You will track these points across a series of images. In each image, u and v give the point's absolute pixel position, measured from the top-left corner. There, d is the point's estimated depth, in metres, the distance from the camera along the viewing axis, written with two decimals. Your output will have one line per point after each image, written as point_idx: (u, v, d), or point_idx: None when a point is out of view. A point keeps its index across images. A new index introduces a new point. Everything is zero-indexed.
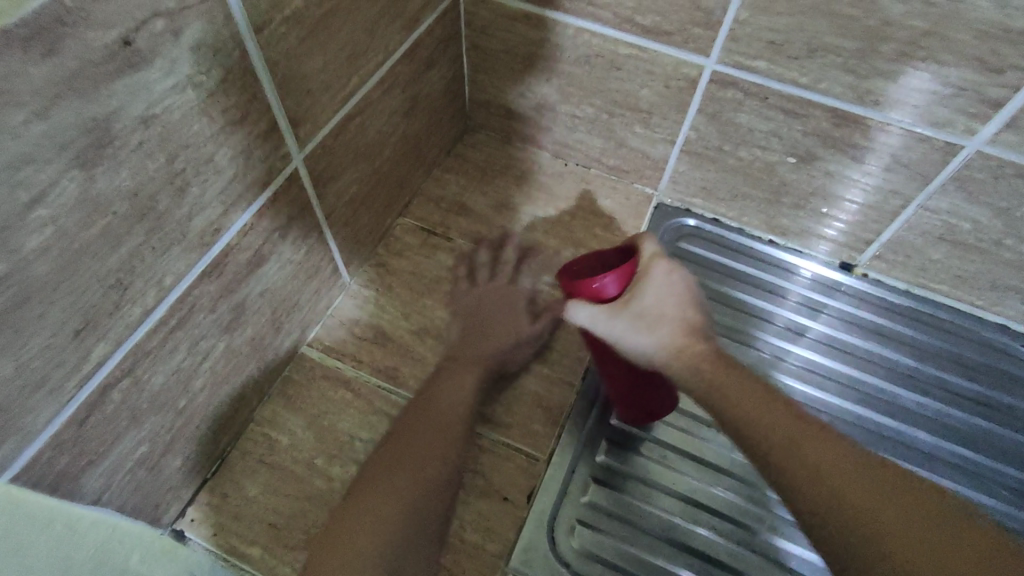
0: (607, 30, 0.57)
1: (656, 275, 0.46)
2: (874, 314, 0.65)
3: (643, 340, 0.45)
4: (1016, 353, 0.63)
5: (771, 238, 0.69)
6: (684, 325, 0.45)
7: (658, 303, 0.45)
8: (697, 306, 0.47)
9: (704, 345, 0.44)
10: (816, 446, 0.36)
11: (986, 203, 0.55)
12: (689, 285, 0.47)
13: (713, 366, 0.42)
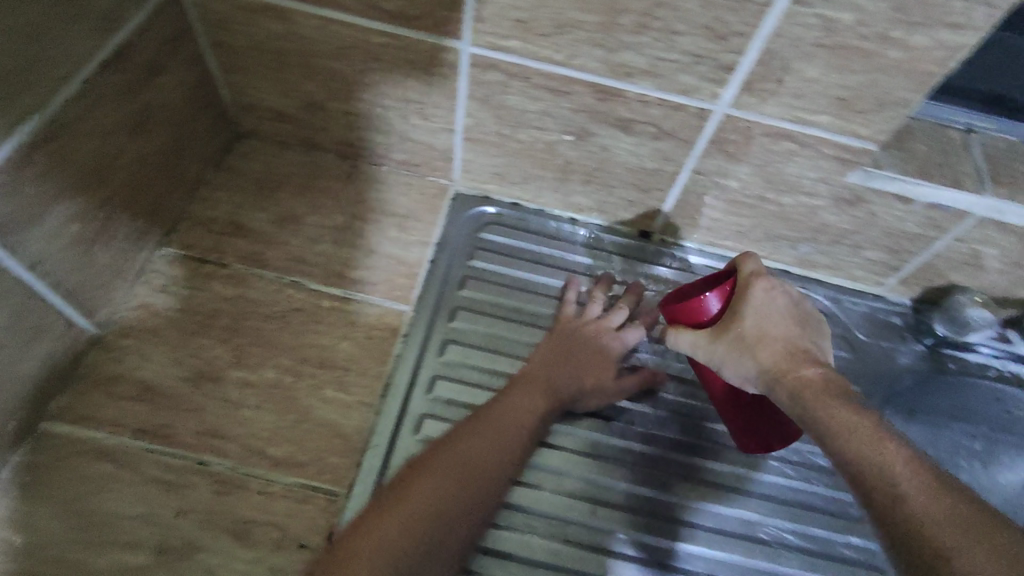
0: (485, 52, 0.52)
1: (756, 291, 0.49)
2: (671, 275, 0.67)
3: (744, 363, 0.48)
4: (795, 296, 0.68)
5: (571, 215, 0.68)
6: (785, 346, 0.47)
7: (757, 324, 0.48)
8: (801, 326, 0.48)
9: (809, 368, 0.45)
10: (908, 463, 0.36)
11: (745, 162, 0.57)
12: (789, 301, 0.49)
13: (807, 390, 0.44)
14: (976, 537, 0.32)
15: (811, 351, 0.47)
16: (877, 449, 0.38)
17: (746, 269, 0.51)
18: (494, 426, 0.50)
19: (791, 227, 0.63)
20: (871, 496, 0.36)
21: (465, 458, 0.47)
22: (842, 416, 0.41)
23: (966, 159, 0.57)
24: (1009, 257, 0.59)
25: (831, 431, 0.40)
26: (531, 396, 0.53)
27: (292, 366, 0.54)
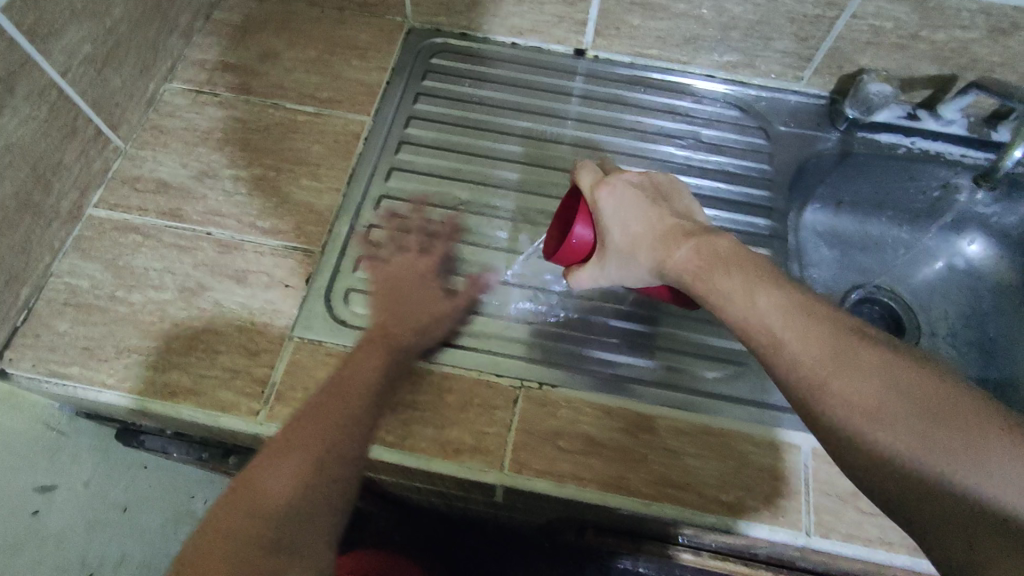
0: None
1: (604, 201, 0.54)
2: (603, 87, 0.75)
3: (634, 265, 0.53)
4: (719, 96, 0.75)
5: (513, 40, 0.76)
6: (655, 234, 0.52)
7: (624, 229, 0.53)
8: (652, 206, 0.54)
9: (677, 247, 0.50)
10: (802, 330, 0.42)
11: None
12: (635, 195, 0.54)
13: (687, 270, 0.49)
14: (860, 387, 0.38)
15: (673, 228, 0.52)
16: (754, 298, 0.44)
17: (584, 183, 0.57)
18: (347, 394, 0.51)
19: (704, 25, 0.69)
20: (761, 348, 0.43)
21: (308, 419, 0.49)
22: (721, 280, 0.46)
23: None
24: (905, 30, 0.64)
25: (718, 299, 0.46)
26: (372, 351, 0.54)
27: (273, 164, 0.67)
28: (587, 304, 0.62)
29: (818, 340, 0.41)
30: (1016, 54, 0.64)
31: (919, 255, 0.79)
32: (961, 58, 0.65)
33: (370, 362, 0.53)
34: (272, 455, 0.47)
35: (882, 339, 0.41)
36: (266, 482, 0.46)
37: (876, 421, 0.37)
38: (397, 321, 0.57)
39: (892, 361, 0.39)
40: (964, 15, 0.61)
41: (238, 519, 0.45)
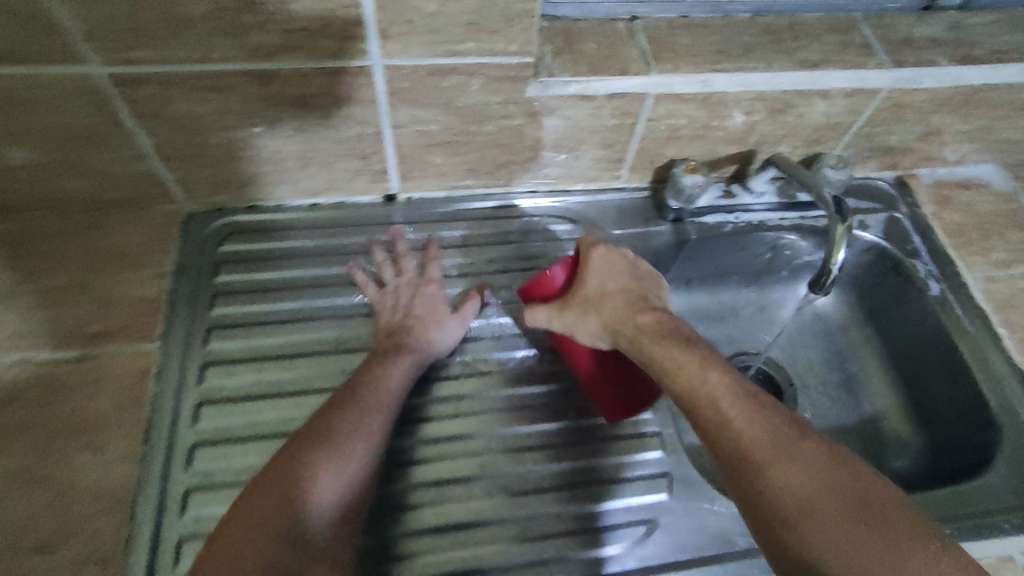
0: (401, 60, 0.53)
1: (594, 257, 0.61)
2: (426, 231, 0.68)
3: (592, 317, 0.60)
4: (548, 210, 0.71)
5: (312, 201, 0.67)
6: (625, 301, 0.59)
7: (600, 284, 0.60)
8: (632, 276, 0.61)
9: (644, 315, 0.58)
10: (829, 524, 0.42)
11: (433, 104, 0.58)
12: (624, 265, 0.61)
13: (649, 337, 0.56)
14: None
15: (647, 301, 0.60)
16: (777, 462, 0.45)
17: (584, 240, 0.62)
18: (273, 505, 0.46)
19: (510, 152, 0.65)
20: (782, 529, 0.43)
21: (312, 437, 0.50)
22: (759, 434, 0.47)
23: (631, 46, 0.61)
24: (698, 123, 0.65)
25: (748, 468, 0.46)
26: (322, 416, 0.52)
27: (34, 444, 0.52)
28: (473, 506, 0.55)
29: (835, 526, 0.42)
30: (795, 126, 0.68)
31: (770, 310, 0.81)
32: (752, 137, 0.68)
33: (314, 434, 0.50)
34: (297, 455, 0.49)
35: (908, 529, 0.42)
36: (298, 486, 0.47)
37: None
38: (387, 339, 0.59)
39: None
40: (743, 103, 0.64)
41: (266, 508, 0.45)
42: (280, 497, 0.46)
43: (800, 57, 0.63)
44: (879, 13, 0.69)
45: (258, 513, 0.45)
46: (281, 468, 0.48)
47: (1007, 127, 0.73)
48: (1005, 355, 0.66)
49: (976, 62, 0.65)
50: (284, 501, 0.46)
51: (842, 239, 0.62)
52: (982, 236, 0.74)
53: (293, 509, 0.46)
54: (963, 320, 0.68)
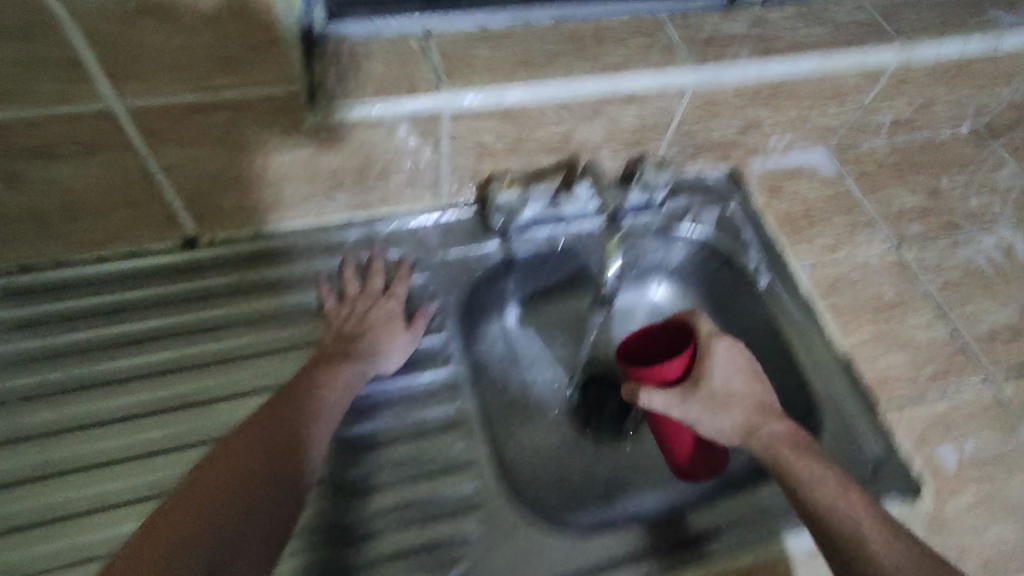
0: (145, 98, 0.47)
1: (719, 350, 0.59)
2: (232, 273, 0.64)
3: (710, 416, 0.58)
4: (369, 237, 0.68)
5: (98, 253, 0.62)
6: (751, 403, 0.58)
7: (726, 383, 0.58)
8: (749, 378, 0.60)
9: (764, 426, 0.57)
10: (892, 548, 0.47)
11: (201, 141, 0.53)
12: (744, 362, 0.60)
13: (785, 446, 0.55)
14: None
15: (764, 405, 0.59)
16: (793, 461, 0.53)
17: (702, 330, 0.61)
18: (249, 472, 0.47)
19: (310, 182, 0.61)
20: (846, 547, 0.47)
21: (251, 446, 0.49)
22: (775, 435, 0.56)
23: (424, 62, 0.58)
24: (508, 137, 0.63)
25: (811, 480, 0.52)
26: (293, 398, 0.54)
27: None
28: None
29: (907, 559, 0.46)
30: (611, 131, 0.66)
31: (621, 316, 0.80)
32: (569, 145, 0.67)
33: (294, 410, 0.53)
34: (241, 466, 0.47)
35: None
36: (233, 496, 0.45)
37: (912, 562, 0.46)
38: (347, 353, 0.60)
39: (917, 551, 0.47)
40: (548, 114, 0.62)
41: (212, 518, 0.43)
42: (212, 500, 0.44)
43: (604, 61, 0.62)
44: (684, 12, 0.68)
45: (189, 529, 0.41)
46: (238, 465, 0.47)
47: (820, 115, 0.75)
48: (828, 343, 0.67)
49: (776, 56, 0.65)
50: (229, 525, 0.43)
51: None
52: (809, 223, 0.76)
53: (242, 519, 0.44)
54: (790, 311, 0.70)
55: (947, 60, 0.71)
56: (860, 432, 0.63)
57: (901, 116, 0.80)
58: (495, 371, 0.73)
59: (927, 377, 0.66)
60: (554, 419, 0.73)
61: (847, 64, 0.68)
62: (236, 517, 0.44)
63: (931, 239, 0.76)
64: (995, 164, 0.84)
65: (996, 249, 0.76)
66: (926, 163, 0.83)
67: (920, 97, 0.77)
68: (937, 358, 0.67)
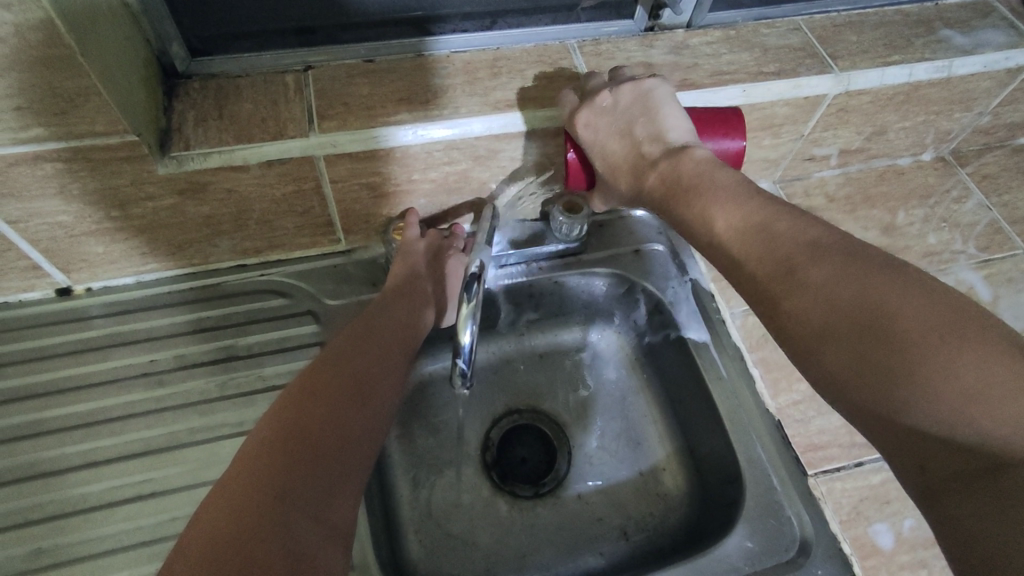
0: None
1: (579, 126, 0.54)
2: (106, 324, 0.59)
3: (613, 180, 0.56)
4: (257, 285, 0.63)
5: None
6: (627, 161, 0.53)
7: (600, 156, 0.55)
8: (631, 124, 0.53)
9: (647, 173, 0.51)
10: (835, 340, 0.38)
11: (40, 195, 0.49)
12: (608, 121, 0.53)
13: (663, 195, 0.50)
14: (888, 392, 0.35)
15: (640, 151, 0.53)
16: (788, 291, 0.40)
17: (563, 113, 0.56)
18: (327, 397, 0.46)
19: (183, 231, 0.57)
20: (793, 346, 0.40)
21: (318, 414, 0.45)
22: (762, 258, 0.42)
23: (296, 103, 0.54)
24: (397, 179, 0.58)
25: (768, 293, 0.41)
26: (361, 341, 0.53)
27: None
28: None
29: (846, 353, 0.37)
30: (514, 170, 0.62)
31: (552, 360, 0.74)
32: (470, 185, 0.62)
33: (362, 355, 0.52)
34: (300, 437, 0.43)
35: (940, 319, 0.35)
36: (300, 479, 0.40)
37: (940, 333, 0.35)
38: (380, 323, 0.56)
39: (951, 307, 0.36)
40: (438, 154, 0.57)
41: (301, 492, 0.40)
42: (276, 493, 0.39)
43: (496, 97, 0.57)
44: (596, 40, 0.63)
45: (251, 518, 0.37)
46: (286, 452, 0.41)
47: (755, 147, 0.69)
48: (758, 400, 0.61)
49: (694, 87, 0.60)
50: (326, 486, 0.42)
51: (466, 321, 0.48)
52: None
53: (345, 435, 0.45)
54: (716, 363, 0.63)
55: (892, 87, 0.65)
56: (787, 505, 0.55)
57: (849, 146, 0.73)
58: (402, 426, 0.67)
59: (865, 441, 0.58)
60: (466, 476, 0.67)
61: (775, 94, 0.62)
62: (329, 485, 0.42)
63: None
64: (958, 196, 0.77)
65: None
66: (881, 195, 0.76)
67: (869, 125, 0.70)
68: None
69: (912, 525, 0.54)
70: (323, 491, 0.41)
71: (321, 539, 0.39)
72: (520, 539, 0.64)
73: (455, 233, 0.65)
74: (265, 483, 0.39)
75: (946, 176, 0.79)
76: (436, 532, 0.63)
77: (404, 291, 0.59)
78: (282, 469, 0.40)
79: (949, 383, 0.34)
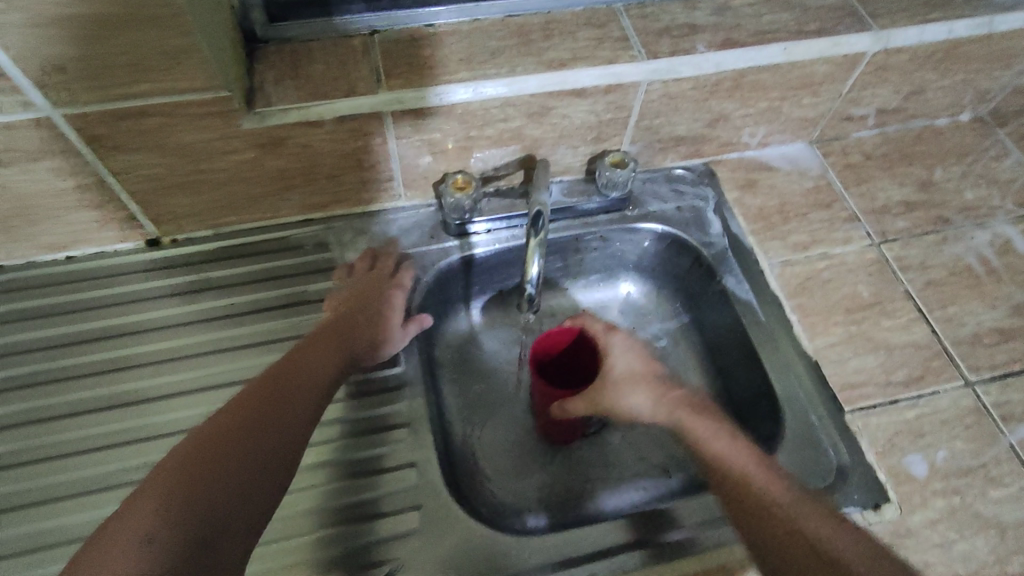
0: (83, 105, 0.49)
1: (615, 339, 0.70)
2: (191, 272, 0.65)
3: (619, 394, 0.66)
4: (324, 238, 0.68)
5: (64, 255, 0.64)
6: (646, 378, 0.67)
7: (628, 361, 0.68)
8: (655, 378, 0.68)
9: (670, 389, 0.66)
10: (794, 555, 0.47)
11: (141, 147, 0.54)
12: (636, 351, 0.70)
13: (683, 410, 0.64)
14: (816, 573, 0.45)
15: (652, 373, 0.68)
16: (778, 496, 0.52)
17: (593, 326, 0.70)
18: (261, 409, 0.48)
19: (260, 184, 0.62)
20: (761, 542, 0.50)
21: (226, 429, 0.45)
22: (766, 484, 0.53)
23: (364, 63, 0.59)
24: (456, 136, 0.63)
25: (765, 483, 0.54)
26: (313, 354, 0.55)
27: None
28: None
29: (808, 569, 0.46)
30: (564, 127, 0.65)
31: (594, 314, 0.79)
32: (523, 142, 0.66)
33: (311, 366, 0.54)
34: (222, 444, 0.43)
35: (887, 563, 0.46)
36: (220, 473, 0.42)
37: (867, 564, 0.45)
38: (341, 327, 0.59)
39: (880, 561, 0.46)
40: (494, 111, 0.61)
41: (216, 485, 0.41)
42: (187, 493, 0.39)
43: (549, 57, 0.61)
44: (641, 3, 0.66)
45: (165, 520, 0.38)
46: (204, 458, 0.42)
47: (794, 106, 0.71)
48: (796, 344, 0.64)
49: (737, 46, 0.63)
50: (247, 486, 0.43)
51: (535, 252, 0.54)
52: (783, 219, 0.72)
53: (272, 441, 0.46)
54: (756, 311, 0.67)
55: (931, 45, 0.67)
56: (824, 437, 0.59)
57: (887, 105, 0.75)
58: (458, 371, 0.72)
59: (899, 381, 0.62)
60: (517, 417, 0.72)
61: (815, 53, 0.64)
62: (226, 497, 0.41)
63: (916, 235, 0.72)
64: (996, 154, 0.79)
65: (988, 246, 0.71)
66: (918, 154, 0.78)
67: (906, 84, 0.72)
68: (911, 361, 0.63)
69: (945, 456, 0.58)
70: (236, 487, 0.42)
71: (235, 538, 0.40)
72: (569, 473, 0.68)
73: (403, 282, 0.65)
74: (205, 479, 0.41)
75: (984, 136, 0.80)
76: (492, 467, 0.68)
77: (375, 296, 0.63)
78: (212, 469, 0.41)
79: (852, 565, 0.45)
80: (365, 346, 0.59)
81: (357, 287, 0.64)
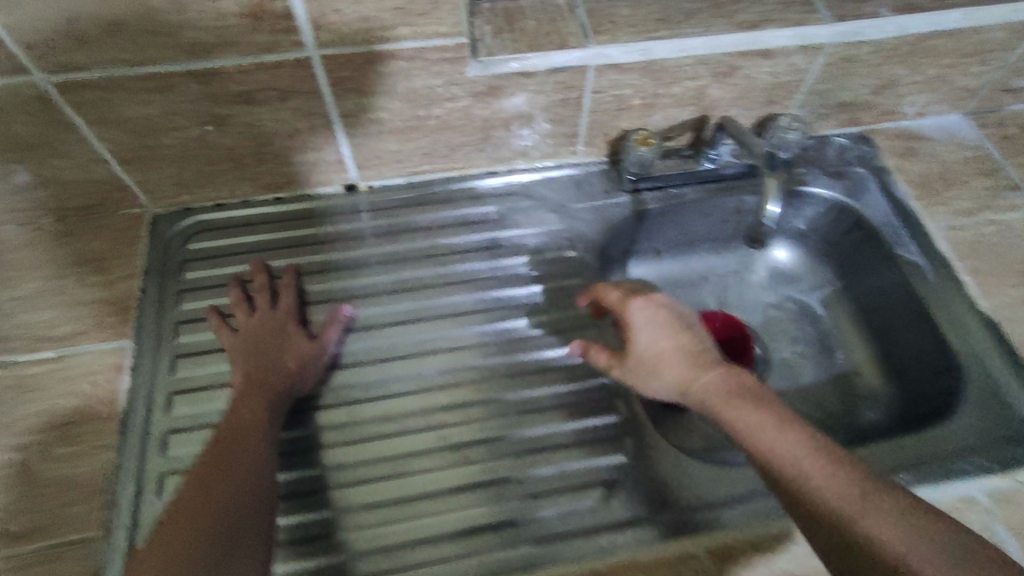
0: (343, 47, 0.54)
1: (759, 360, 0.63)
2: (388, 217, 0.70)
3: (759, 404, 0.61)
4: (506, 189, 0.72)
5: (276, 196, 0.69)
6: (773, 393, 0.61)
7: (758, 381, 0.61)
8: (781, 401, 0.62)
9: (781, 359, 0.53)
10: (853, 501, 0.38)
11: (375, 90, 0.59)
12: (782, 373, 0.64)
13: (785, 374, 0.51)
14: (872, 525, 0.36)
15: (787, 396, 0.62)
16: (803, 460, 0.40)
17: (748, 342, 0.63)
18: (235, 450, 0.49)
19: (461, 134, 0.66)
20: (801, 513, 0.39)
21: (207, 494, 0.46)
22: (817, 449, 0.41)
23: (571, 20, 0.63)
24: (645, 92, 0.66)
25: (773, 444, 0.42)
26: (244, 403, 0.54)
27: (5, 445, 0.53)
28: (415, 478, 0.55)
29: (889, 516, 0.37)
30: (744, 87, 0.68)
31: (741, 276, 0.81)
32: (702, 102, 0.69)
33: (244, 415, 0.53)
34: (202, 508, 0.45)
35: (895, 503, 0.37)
36: (200, 552, 0.42)
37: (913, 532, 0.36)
38: (260, 370, 0.57)
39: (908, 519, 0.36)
40: (686, 69, 0.64)
41: (204, 554, 0.42)
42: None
43: (741, 18, 0.64)
44: None
45: None
46: (173, 544, 0.42)
47: (962, 75, 0.73)
48: (972, 302, 0.66)
49: (921, 11, 0.65)
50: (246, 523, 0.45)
51: None
52: (946, 186, 0.74)
53: (253, 474, 0.48)
54: (923, 270, 0.68)
55: None
56: (1009, 394, 0.60)
57: None
58: None
59: None
60: None
61: (996, 18, 0.66)
62: (224, 545, 0.43)
63: None
64: None
65: None
66: None
67: None
68: None
69: None
70: (229, 543, 0.43)
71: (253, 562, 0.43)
72: None
73: (282, 308, 0.62)
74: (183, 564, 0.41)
75: None
76: None
77: (274, 338, 0.59)
78: (187, 549, 0.42)
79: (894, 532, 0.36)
80: (304, 360, 0.58)
81: (254, 326, 0.60)
